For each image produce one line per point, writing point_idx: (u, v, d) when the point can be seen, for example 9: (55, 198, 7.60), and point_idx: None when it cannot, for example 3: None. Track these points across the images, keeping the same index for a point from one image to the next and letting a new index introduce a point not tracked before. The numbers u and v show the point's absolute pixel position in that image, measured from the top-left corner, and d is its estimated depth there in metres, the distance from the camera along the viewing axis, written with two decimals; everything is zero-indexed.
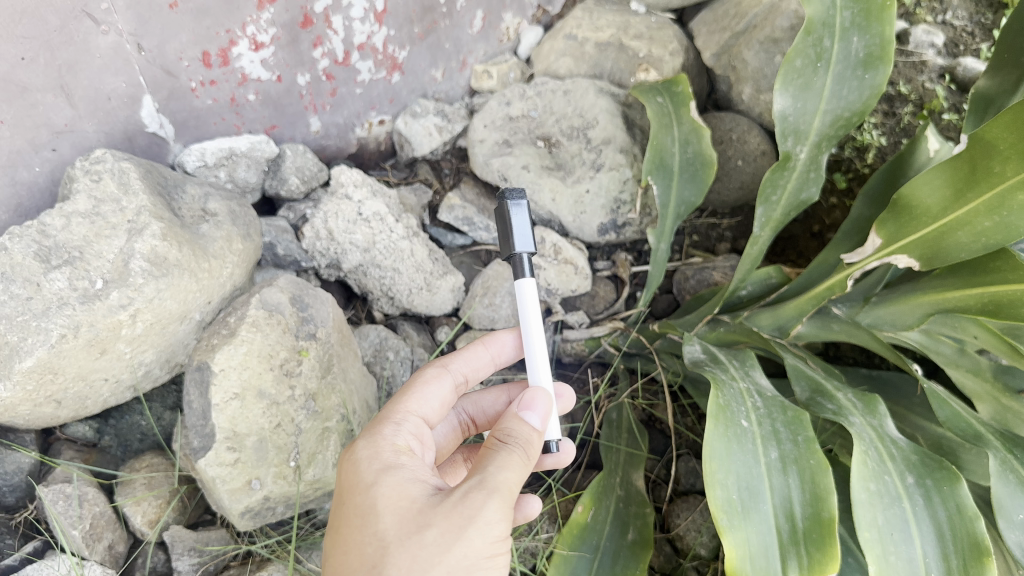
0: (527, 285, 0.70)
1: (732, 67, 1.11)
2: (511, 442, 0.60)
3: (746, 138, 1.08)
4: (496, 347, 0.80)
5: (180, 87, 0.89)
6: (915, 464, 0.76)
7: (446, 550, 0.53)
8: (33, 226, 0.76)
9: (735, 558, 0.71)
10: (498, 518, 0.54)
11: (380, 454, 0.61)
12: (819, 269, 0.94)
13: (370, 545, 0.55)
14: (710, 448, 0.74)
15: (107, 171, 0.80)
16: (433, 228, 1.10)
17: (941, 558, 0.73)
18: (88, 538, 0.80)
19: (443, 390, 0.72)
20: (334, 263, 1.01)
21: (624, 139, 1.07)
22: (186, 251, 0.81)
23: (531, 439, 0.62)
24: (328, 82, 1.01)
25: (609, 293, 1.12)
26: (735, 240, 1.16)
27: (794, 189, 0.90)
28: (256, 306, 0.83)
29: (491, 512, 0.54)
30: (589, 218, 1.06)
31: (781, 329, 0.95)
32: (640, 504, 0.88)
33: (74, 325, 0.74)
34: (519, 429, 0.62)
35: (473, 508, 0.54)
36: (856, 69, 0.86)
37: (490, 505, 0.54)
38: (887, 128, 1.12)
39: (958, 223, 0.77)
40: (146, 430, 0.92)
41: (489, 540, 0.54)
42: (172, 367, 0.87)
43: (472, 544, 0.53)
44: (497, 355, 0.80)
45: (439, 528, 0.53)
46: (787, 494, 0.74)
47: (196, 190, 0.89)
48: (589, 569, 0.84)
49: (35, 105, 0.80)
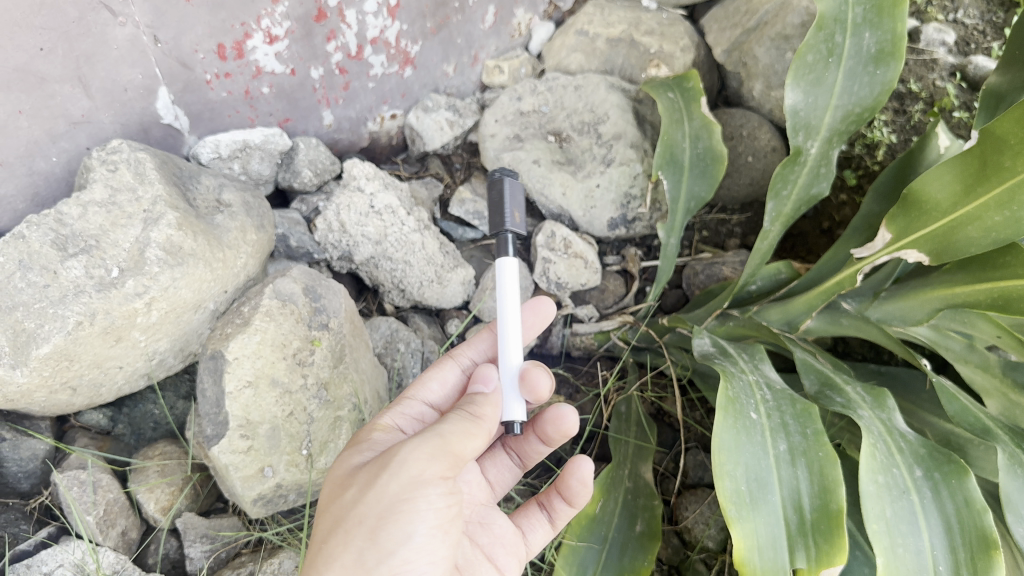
0: (507, 266, 0.70)
1: (743, 63, 1.11)
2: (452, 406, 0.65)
3: (757, 134, 1.09)
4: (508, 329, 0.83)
5: (196, 79, 0.90)
6: (923, 458, 0.77)
7: (363, 499, 0.60)
8: (50, 214, 0.77)
9: (744, 549, 0.71)
10: (415, 459, 0.59)
11: (361, 432, 0.70)
12: (829, 264, 0.94)
13: (322, 509, 0.64)
14: (719, 440, 0.74)
15: (123, 162, 0.81)
16: (444, 221, 1.11)
17: (949, 550, 0.73)
18: (102, 524, 0.81)
19: (449, 376, 0.80)
20: (346, 255, 1.01)
21: (634, 134, 1.07)
22: (201, 240, 0.82)
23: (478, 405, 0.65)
24: (341, 76, 1.02)
25: (618, 288, 1.12)
26: (745, 236, 1.16)
27: (804, 184, 0.90)
28: (270, 296, 0.84)
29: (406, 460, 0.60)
30: (599, 212, 1.06)
31: (790, 324, 0.95)
32: (649, 495, 0.89)
33: (90, 312, 0.75)
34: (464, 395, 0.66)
35: (387, 461, 0.60)
36: (868, 65, 0.86)
37: (402, 454, 0.60)
38: (897, 126, 1.12)
39: (969, 218, 0.77)
40: (159, 419, 0.92)
41: (401, 485, 0.59)
42: (186, 355, 0.88)
43: (383, 491, 0.59)
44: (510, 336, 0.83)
45: (363, 483, 0.61)
46: (796, 486, 0.74)
47: (210, 181, 0.89)
48: (597, 559, 0.85)
49: (52, 96, 0.81)
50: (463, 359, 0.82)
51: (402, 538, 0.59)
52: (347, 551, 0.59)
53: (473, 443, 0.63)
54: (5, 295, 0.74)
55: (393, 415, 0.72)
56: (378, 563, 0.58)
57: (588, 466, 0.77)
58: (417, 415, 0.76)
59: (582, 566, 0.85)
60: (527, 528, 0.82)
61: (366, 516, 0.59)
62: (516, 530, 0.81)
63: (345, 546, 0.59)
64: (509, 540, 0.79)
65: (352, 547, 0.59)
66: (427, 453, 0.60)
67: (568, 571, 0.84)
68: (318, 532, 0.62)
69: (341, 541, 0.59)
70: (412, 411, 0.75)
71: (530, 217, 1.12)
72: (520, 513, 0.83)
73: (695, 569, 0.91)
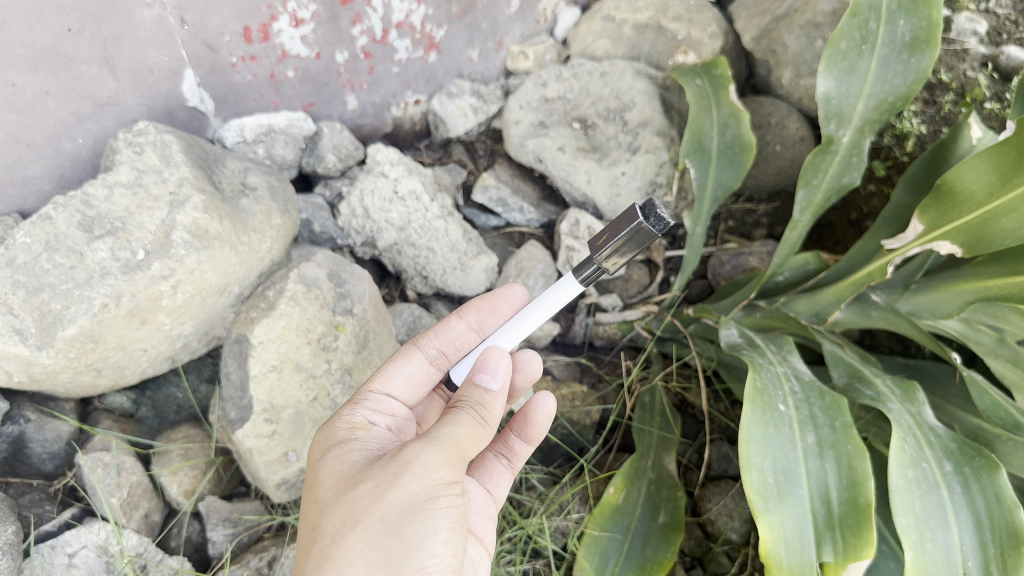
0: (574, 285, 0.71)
1: (772, 51, 1.10)
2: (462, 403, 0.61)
3: (785, 122, 1.07)
4: (473, 317, 0.83)
5: (221, 62, 0.89)
6: (954, 452, 0.75)
7: (381, 499, 0.56)
8: (77, 196, 0.77)
9: (770, 542, 0.70)
10: (434, 461, 0.56)
11: (336, 431, 0.67)
12: (858, 256, 0.93)
13: (325, 509, 0.60)
14: (746, 431, 0.73)
15: (149, 144, 0.81)
16: (467, 209, 1.11)
17: (979, 546, 0.72)
18: (126, 506, 0.82)
19: (414, 368, 0.77)
20: (370, 241, 1.01)
21: (661, 122, 1.06)
22: (226, 224, 0.81)
23: (485, 401, 0.62)
24: (365, 60, 1.01)
25: (643, 277, 1.11)
26: (772, 226, 1.15)
27: (835, 174, 0.88)
28: (294, 281, 0.84)
29: (427, 460, 0.56)
30: (624, 201, 1.04)
31: (818, 315, 0.94)
32: (672, 487, 0.88)
33: (116, 294, 0.75)
34: (472, 393, 0.62)
35: (405, 459, 0.56)
36: (902, 53, 0.84)
37: (421, 454, 0.56)
38: (926, 117, 1.09)
39: (1004, 210, 0.75)
40: (182, 402, 0.92)
41: (424, 485, 0.55)
42: (210, 339, 0.87)
43: (404, 490, 0.55)
44: (475, 325, 0.83)
45: (379, 481, 0.57)
46: (823, 479, 0.73)
47: (236, 165, 0.89)
48: (620, 549, 0.84)
49: (80, 77, 0.80)
50: (428, 347, 0.79)
51: (427, 535, 0.55)
52: (369, 548, 0.56)
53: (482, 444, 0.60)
54: (32, 276, 0.74)
55: (363, 412, 0.69)
56: (406, 559, 0.55)
57: (549, 396, 0.75)
58: (385, 410, 0.73)
59: (604, 556, 0.85)
60: (491, 485, 0.78)
61: (386, 516, 0.55)
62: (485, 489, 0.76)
63: (366, 545, 0.56)
64: (481, 502, 0.74)
65: (375, 546, 0.56)
66: (448, 456, 0.56)
67: (590, 561, 0.84)
68: (327, 530, 0.58)
69: (359, 539, 0.56)
70: (379, 406, 0.72)
71: (554, 204, 1.11)
72: (480, 469, 0.78)
73: (718, 561, 0.90)
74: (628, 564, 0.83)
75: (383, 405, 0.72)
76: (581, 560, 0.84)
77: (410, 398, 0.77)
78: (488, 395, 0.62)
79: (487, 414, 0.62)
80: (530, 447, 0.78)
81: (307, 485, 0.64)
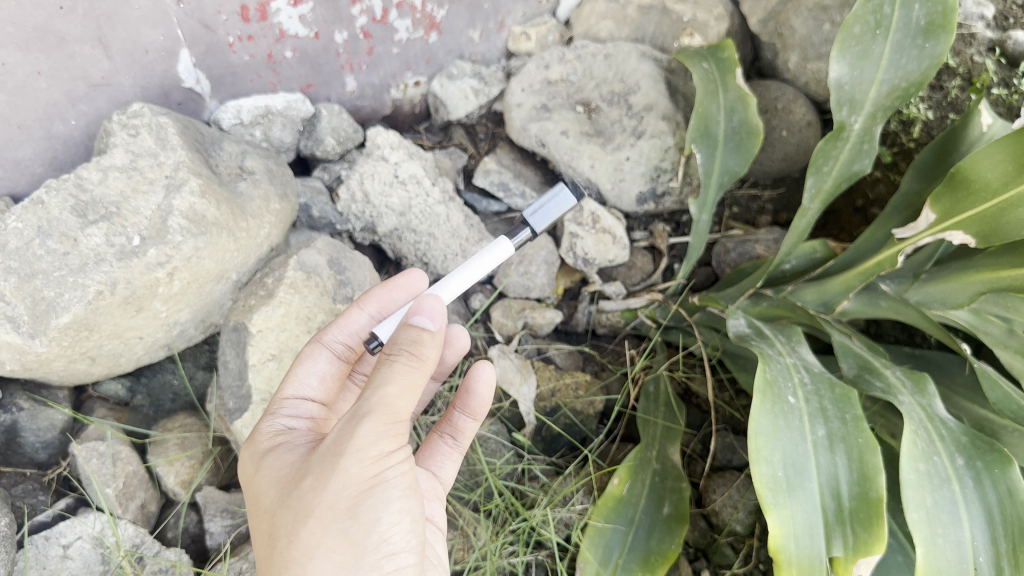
0: (502, 247, 0.75)
1: (778, 34, 1.07)
2: (392, 350, 0.56)
3: (792, 107, 1.05)
4: (376, 305, 0.75)
5: (218, 41, 0.86)
6: (965, 446, 0.74)
7: (325, 488, 0.54)
8: (70, 178, 0.75)
9: (779, 536, 0.69)
10: (372, 437, 0.53)
11: (257, 445, 0.64)
12: (867, 244, 0.92)
13: (271, 508, 0.58)
14: (756, 424, 0.72)
15: (144, 126, 0.78)
16: (467, 193, 1.08)
17: (990, 541, 0.71)
18: (122, 497, 0.80)
19: (323, 366, 0.72)
20: (370, 226, 0.98)
21: (666, 106, 1.03)
22: (225, 209, 0.79)
23: (418, 341, 0.57)
24: (365, 40, 0.98)
25: (646, 264, 1.10)
26: (776, 212, 1.13)
27: (846, 161, 0.86)
28: (294, 268, 0.81)
29: (364, 441, 0.53)
30: (628, 185, 1.03)
31: (826, 305, 0.92)
32: (677, 477, 0.87)
33: (111, 281, 0.73)
34: (404, 333, 0.57)
35: (341, 444, 0.54)
36: (916, 38, 0.82)
37: (356, 434, 0.53)
38: (933, 102, 1.07)
39: (1020, 199, 0.73)
40: (178, 390, 0.90)
41: (366, 464, 0.54)
42: (206, 326, 0.85)
43: (348, 474, 0.54)
44: (378, 314, 0.75)
45: (318, 471, 0.55)
46: (834, 473, 0.72)
47: (233, 148, 0.85)
48: (623, 542, 0.83)
49: (71, 57, 0.78)
50: (334, 342, 0.73)
51: (380, 509, 0.55)
52: (325, 539, 0.54)
53: (423, 391, 0.56)
54: (24, 262, 0.72)
55: (274, 420, 0.66)
56: (365, 537, 0.55)
57: (488, 364, 0.76)
58: (303, 414, 0.69)
59: (608, 549, 0.83)
60: (437, 468, 0.80)
61: (335, 504, 0.54)
62: (429, 474, 0.79)
63: (322, 536, 0.54)
64: (427, 486, 0.77)
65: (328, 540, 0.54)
66: (384, 426, 0.54)
67: (593, 553, 0.83)
68: (279, 530, 0.56)
69: (314, 534, 0.55)
70: (296, 411, 0.68)
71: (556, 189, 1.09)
72: (425, 453, 0.80)
73: (723, 553, 0.89)
74: (632, 556, 0.82)
75: (301, 410, 0.68)
76: (584, 552, 0.83)
77: (328, 397, 0.72)
78: (422, 333, 0.57)
79: (424, 352, 0.56)
80: (475, 423, 0.79)
81: (248, 483, 0.62)
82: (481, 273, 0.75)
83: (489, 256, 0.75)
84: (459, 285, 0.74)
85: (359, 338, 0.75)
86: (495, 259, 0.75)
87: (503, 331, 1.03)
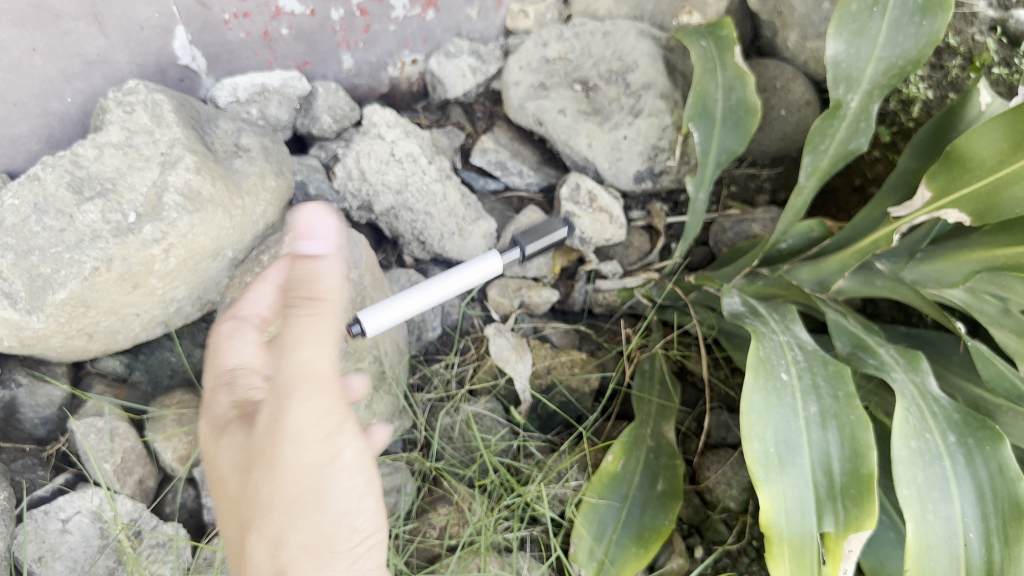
0: (493, 261, 0.88)
1: (778, 12, 1.06)
2: (291, 297, 0.53)
3: (790, 86, 1.05)
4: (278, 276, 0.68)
5: (214, 19, 0.86)
6: (957, 423, 0.75)
7: (274, 474, 0.51)
8: (65, 156, 0.75)
9: (771, 512, 0.69)
10: (304, 403, 0.51)
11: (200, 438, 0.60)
12: (863, 223, 0.92)
13: (230, 508, 0.54)
14: (748, 400, 0.72)
15: (140, 103, 0.78)
16: (465, 171, 1.08)
17: (981, 517, 0.72)
18: (120, 472, 0.81)
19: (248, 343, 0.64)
20: (366, 205, 0.98)
21: (664, 84, 1.03)
22: (219, 186, 0.79)
23: (315, 274, 0.53)
24: (361, 18, 0.98)
25: (643, 244, 1.10)
26: (775, 191, 1.13)
27: (843, 138, 0.86)
28: (290, 246, 0.81)
29: (302, 422, 0.51)
30: (625, 165, 1.03)
31: (821, 283, 0.92)
32: (671, 455, 0.88)
33: (107, 258, 0.73)
34: (295, 269, 0.53)
35: (279, 436, 0.51)
36: (913, 15, 0.82)
37: (292, 411, 0.51)
38: (933, 82, 1.05)
39: (1015, 177, 0.73)
40: (176, 367, 0.91)
41: (311, 443, 0.51)
42: (204, 304, 0.86)
43: (297, 458, 0.51)
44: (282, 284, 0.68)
45: (262, 462, 0.51)
46: (826, 449, 0.72)
47: (229, 125, 0.86)
48: (618, 518, 0.84)
49: (67, 34, 0.78)
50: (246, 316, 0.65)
51: (337, 486, 0.52)
52: (296, 532, 0.51)
53: (337, 329, 0.53)
54: (21, 238, 0.72)
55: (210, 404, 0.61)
56: (333, 523, 0.52)
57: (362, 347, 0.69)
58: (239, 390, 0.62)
59: (601, 524, 0.84)
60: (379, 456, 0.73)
61: (296, 495, 0.51)
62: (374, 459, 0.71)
63: (293, 530, 0.51)
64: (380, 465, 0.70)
65: (299, 537, 0.51)
66: (313, 390, 0.51)
67: (587, 528, 0.84)
68: (242, 531, 0.53)
69: (281, 529, 0.51)
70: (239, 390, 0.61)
71: (553, 168, 1.10)
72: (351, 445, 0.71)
73: (716, 529, 0.90)
74: (626, 532, 0.83)
75: None
76: (579, 526, 0.84)
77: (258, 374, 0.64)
78: (319, 264, 0.53)
79: (318, 286, 0.53)
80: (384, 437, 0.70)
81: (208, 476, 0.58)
82: (467, 284, 0.86)
83: (480, 269, 0.87)
84: (449, 285, 0.85)
85: (232, 317, 0.57)
86: (484, 273, 0.87)
87: (500, 310, 1.03)
